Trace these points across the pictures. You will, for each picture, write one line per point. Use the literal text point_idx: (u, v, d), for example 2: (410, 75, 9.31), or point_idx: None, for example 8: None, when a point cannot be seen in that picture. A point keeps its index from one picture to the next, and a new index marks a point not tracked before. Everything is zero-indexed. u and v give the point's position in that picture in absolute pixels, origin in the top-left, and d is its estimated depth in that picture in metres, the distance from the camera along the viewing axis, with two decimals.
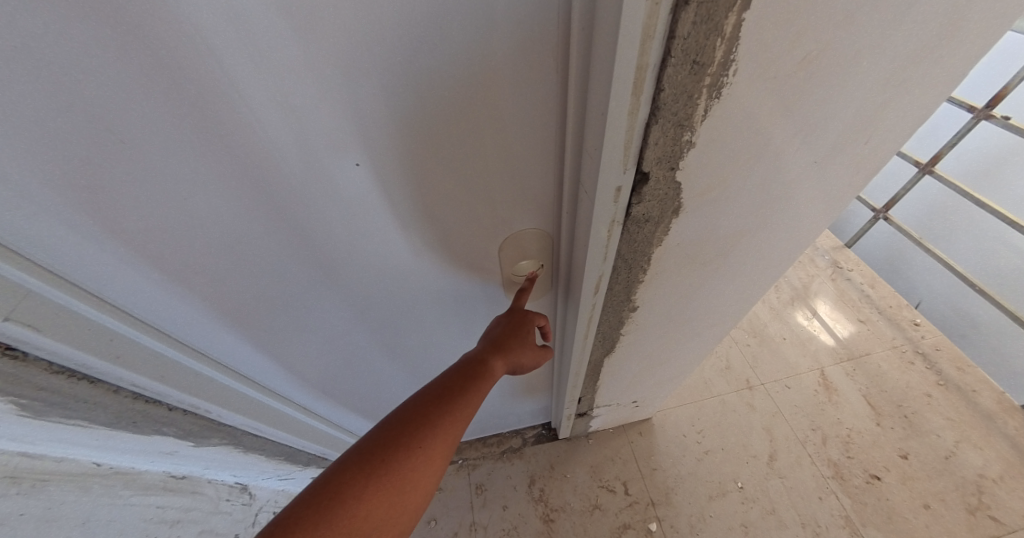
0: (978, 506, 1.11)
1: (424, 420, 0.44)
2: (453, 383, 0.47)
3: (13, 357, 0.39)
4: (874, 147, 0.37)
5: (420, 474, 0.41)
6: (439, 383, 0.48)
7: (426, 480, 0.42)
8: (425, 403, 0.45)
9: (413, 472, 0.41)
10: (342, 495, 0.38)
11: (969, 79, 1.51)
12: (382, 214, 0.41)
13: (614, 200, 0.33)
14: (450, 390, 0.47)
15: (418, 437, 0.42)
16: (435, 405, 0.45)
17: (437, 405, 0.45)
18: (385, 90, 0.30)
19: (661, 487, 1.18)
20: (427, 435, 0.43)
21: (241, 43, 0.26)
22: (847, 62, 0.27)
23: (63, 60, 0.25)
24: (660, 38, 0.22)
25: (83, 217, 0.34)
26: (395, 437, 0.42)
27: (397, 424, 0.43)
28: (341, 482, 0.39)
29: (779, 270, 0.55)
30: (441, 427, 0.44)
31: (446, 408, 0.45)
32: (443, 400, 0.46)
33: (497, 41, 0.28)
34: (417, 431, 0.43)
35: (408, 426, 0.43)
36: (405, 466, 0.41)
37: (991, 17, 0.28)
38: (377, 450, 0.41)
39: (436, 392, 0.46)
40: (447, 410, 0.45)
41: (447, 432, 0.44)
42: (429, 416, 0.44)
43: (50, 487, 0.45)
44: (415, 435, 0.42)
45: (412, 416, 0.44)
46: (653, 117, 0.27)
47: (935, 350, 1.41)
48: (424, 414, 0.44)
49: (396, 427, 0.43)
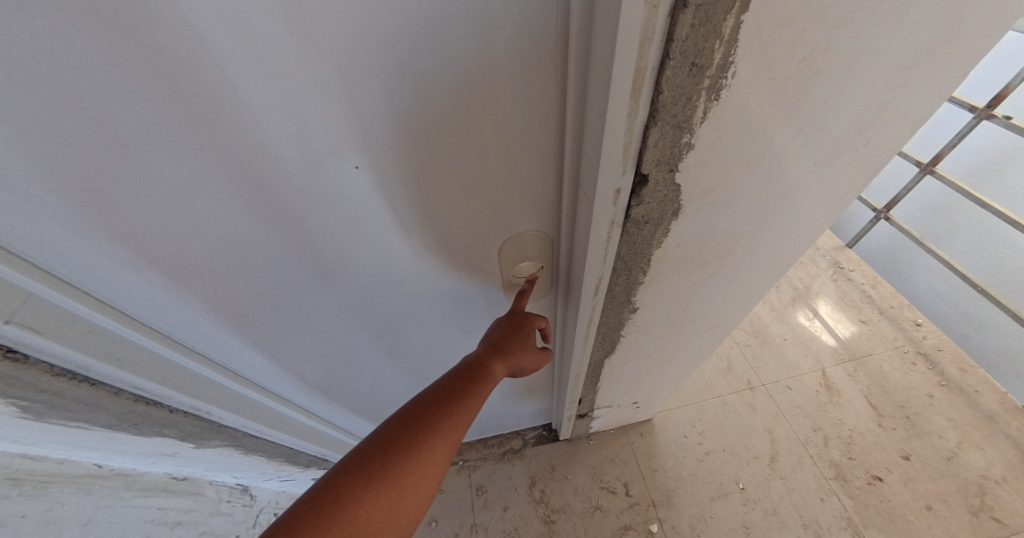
0: (980, 508, 1.10)
1: (424, 424, 0.44)
2: (453, 386, 0.47)
3: (15, 360, 0.39)
4: (874, 148, 0.36)
5: (420, 478, 0.41)
6: (438, 386, 0.48)
7: (427, 483, 0.42)
8: (425, 406, 0.45)
9: (413, 476, 0.41)
10: (342, 498, 0.38)
11: (969, 79, 1.51)
12: (381, 216, 0.41)
13: (613, 202, 0.33)
14: (450, 393, 0.47)
15: (418, 441, 0.42)
16: (435, 409, 0.45)
17: (437, 408, 0.45)
18: (385, 92, 0.30)
19: (662, 489, 1.18)
20: (427, 438, 0.43)
21: (241, 46, 0.26)
22: (846, 63, 0.27)
23: (61, 61, 0.25)
24: (659, 40, 0.22)
25: (84, 219, 0.34)
26: (395, 440, 0.42)
27: (397, 428, 0.43)
28: (341, 486, 0.39)
29: (779, 271, 0.55)
30: (441, 430, 0.44)
31: (446, 412, 0.45)
32: (444, 403, 0.46)
33: (497, 43, 0.28)
34: (417, 435, 0.43)
35: (409, 429, 0.43)
36: (406, 469, 0.41)
37: (992, 19, 0.28)
38: (376, 454, 0.41)
39: (436, 395, 0.46)
40: (448, 414, 0.45)
41: (448, 435, 0.44)
42: (429, 419, 0.44)
43: (51, 489, 0.46)
44: (415, 439, 0.42)
45: (412, 420, 0.44)
46: (652, 120, 0.27)
47: (937, 350, 1.41)
48: (424, 418, 0.44)
49: (396, 431, 0.43)
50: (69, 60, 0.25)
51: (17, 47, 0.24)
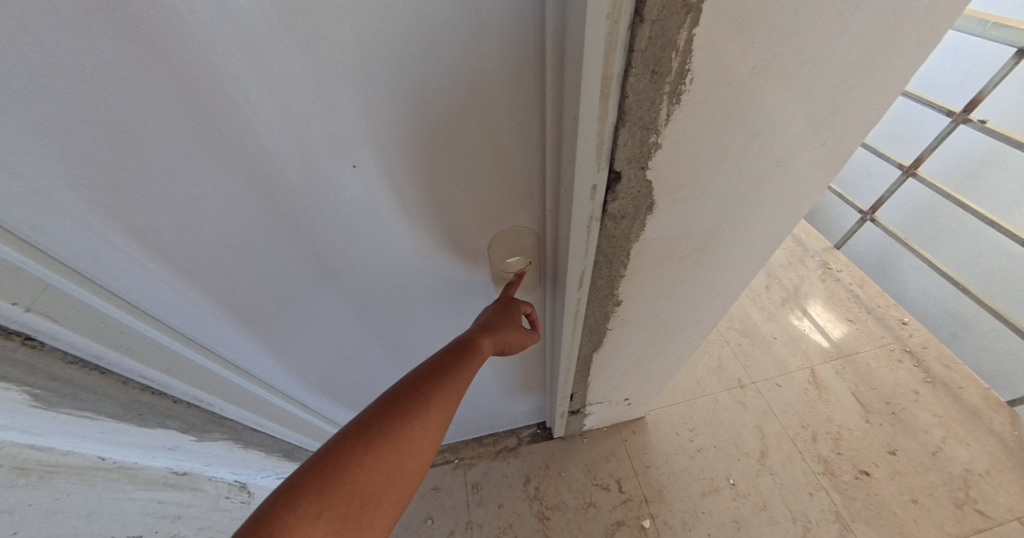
0: (966, 500, 1.13)
1: (419, 394, 0.46)
2: (446, 360, 0.50)
3: (33, 347, 0.42)
4: (829, 148, 0.40)
5: (416, 442, 0.44)
6: (431, 360, 0.50)
7: (423, 448, 0.45)
8: (419, 379, 0.48)
9: (409, 441, 0.44)
10: (343, 462, 0.40)
11: (933, 82, 1.60)
12: (376, 217, 0.44)
13: (590, 198, 0.36)
14: (442, 367, 0.49)
15: (413, 410, 0.45)
16: (428, 382, 0.47)
17: (431, 381, 0.48)
18: (380, 98, 0.32)
19: (654, 485, 1.20)
20: (421, 408, 0.45)
21: (248, 56, 0.28)
22: (793, 71, 0.30)
23: (74, 61, 0.27)
24: (621, 51, 0.25)
25: (101, 216, 0.36)
26: (391, 410, 0.45)
27: (394, 399, 0.46)
28: (342, 451, 0.41)
29: (755, 265, 0.57)
30: (434, 401, 0.46)
31: (440, 384, 0.48)
32: (437, 376, 0.48)
33: (482, 51, 0.31)
34: (412, 405, 0.45)
35: (405, 400, 0.46)
36: (403, 436, 0.44)
37: (920, 32, 0.31)
38: (374, 421, 0.44)
39: (429, 369, 0.49)
40: (440, 386, 0.47)
41: (441, 405, 0.47)
42: (424, 391, 0.47)
43: (56, 479, 0.47)
44: (410, 408, 0.45)
45: (408, 392, 0.46)
46: (621, 121, 0.30)
47: (922, 348, 1.44)
48: (418, 389, 0.47)
49: (393, 401, 0.45)
50: (80, 57, 0.27)
51: (35, 51, 0.26)
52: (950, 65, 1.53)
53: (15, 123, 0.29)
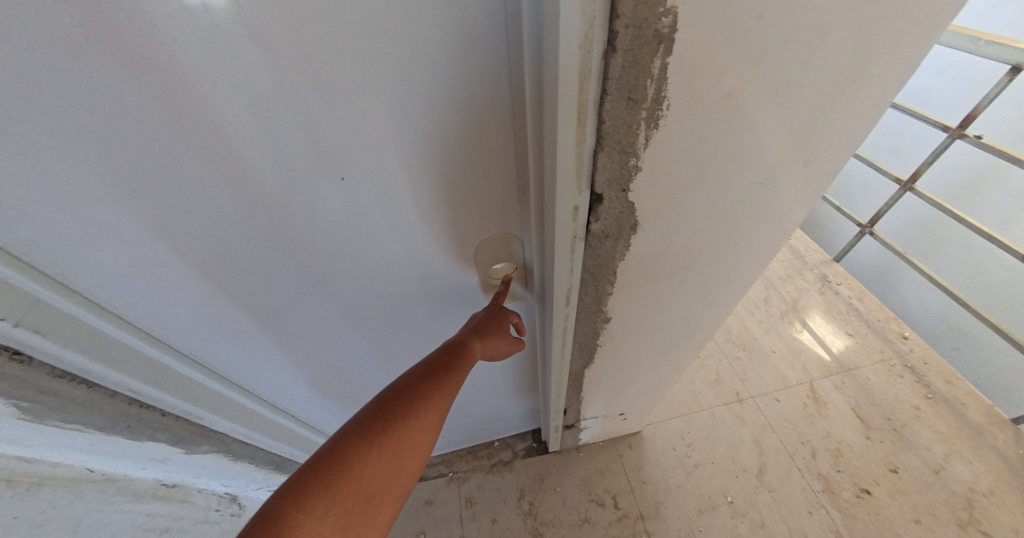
0: (969, 521, 1.10)
1: (417, 394, 0.46)
2: (443, 360, 0.50)
3: (20, 361, 0.42)
4: (810, 167, 0.40)
5: (416, 440, 0.44)
6: (427, 361, 0.50)
7: (423, 446, 0.45)
8: (416, 379, 0.48)
9: (410, 439, 0.44)
10: (347, 459, 0.40)
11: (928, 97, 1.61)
12: (361, 232, 0.44)
13: (573, 217, 0.37)
14: (438, 367, 0.49)
15: (413, 409, 0.45)
16: (426, 382, 0.48)
17: (428, 380, 0.48)
18: (363, 115, 0.33)
19: (650, 500, 1.18)
20: (420, 406, 0.46)
21: (236, 78, 0.29)
22: (768, 96, 0.30)
23: (66, 82, 0.27)
24: (596, 79, 0.26)
25: (88, 239, 0.38)
26: (392, 409, 0.45)
27: (394, 398, 0.46)
28: (345, 449, 0.41)
29: (744, 281, 0.57)
30: (433, 400, 0.47)
31: (436, 384, 0.48)
32: (434, 376, 0.48)
33: (461, 72, 0.32)
34: (411, 403, 0.46)
35: (404, 399, 0.46)
36: (403, 434, 0.44)
37: (894, 57, 0.32)
38: (376, 420, 0.44)
39: (426, 368, 0.49)
40: (437, 386, 0.47)
41: (439, 404, 0.47)
42: (422, 391, 0.47)
43: (42, 492, 0.46)
44: (410, 408, 0.45)
45: (406, 391, 0.47)
46: (599, 145, 0.31)
47: (923, 363, 1.43)
48: (416, 388, 0.47)
49: (392, 400, 0.46)
50: (64, 70, 0.27)
51: (28, 74, 0.27)
52: (947, 79, 1.54)
53: (12, 143, 0.30)
